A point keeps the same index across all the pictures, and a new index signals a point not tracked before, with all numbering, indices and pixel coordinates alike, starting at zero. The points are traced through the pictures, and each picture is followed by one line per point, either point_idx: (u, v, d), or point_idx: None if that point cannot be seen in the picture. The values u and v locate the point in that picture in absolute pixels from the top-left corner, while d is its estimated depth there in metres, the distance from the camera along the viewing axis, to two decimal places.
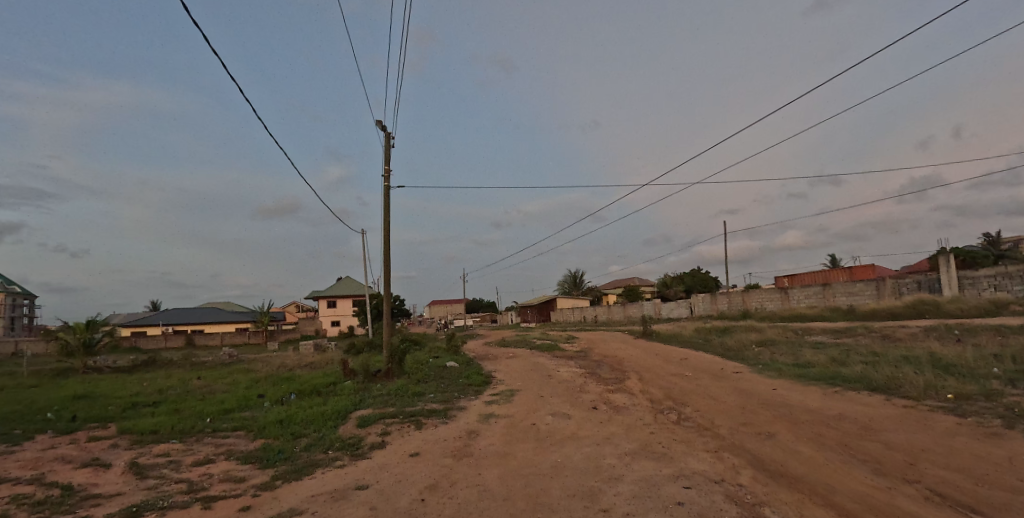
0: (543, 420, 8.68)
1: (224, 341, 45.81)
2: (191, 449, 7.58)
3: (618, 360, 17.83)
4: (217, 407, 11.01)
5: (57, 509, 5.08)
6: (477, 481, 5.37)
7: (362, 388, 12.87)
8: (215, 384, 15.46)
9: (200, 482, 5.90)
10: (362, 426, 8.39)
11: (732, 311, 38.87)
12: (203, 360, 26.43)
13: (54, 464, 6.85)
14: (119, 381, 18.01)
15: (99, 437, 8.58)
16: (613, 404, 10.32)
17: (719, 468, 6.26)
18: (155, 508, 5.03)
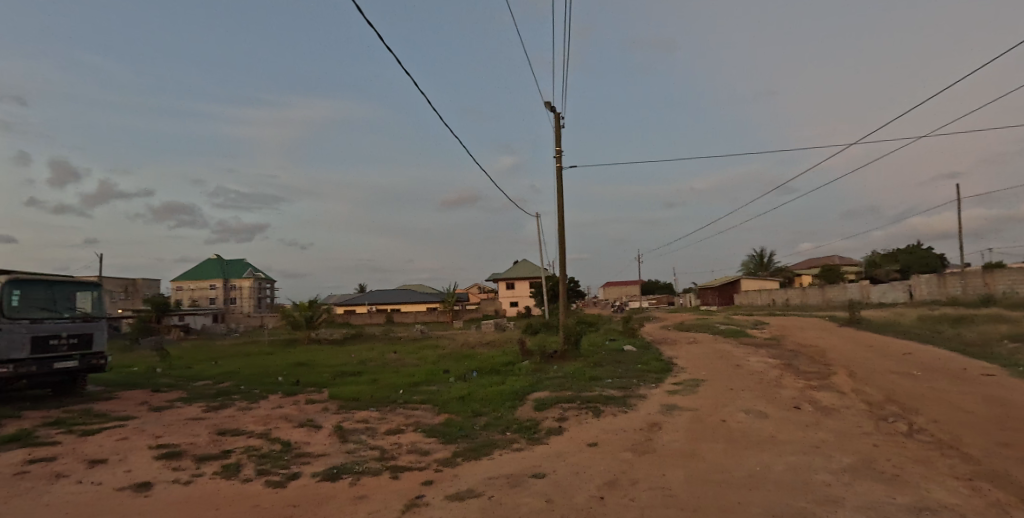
0: (734, 418, 7.64)
1: (416, 319, 51.69)
2: (385, 418, 8.30)
3: (820, 352, 15.28)
4: (408, 379, 12.14)
5: (277, 463, 5.82)
6: (662, 483, 4.76)
7: (537, 369, 13.08)
8: (407, 358, 17.21)
9: (390, 451, 6.32)
10: (540, 409, 8.34)
11: (969, 296, 31.22)
12: (399, 336, 30.19)
13: (279, 422, 8.06)
14: (332, 352, 21.33)
15: (314, 400, 9.98)
16: (820, 405, 8.71)
17: (985, 505, 4.67)
18: (352, 472, 5.45)
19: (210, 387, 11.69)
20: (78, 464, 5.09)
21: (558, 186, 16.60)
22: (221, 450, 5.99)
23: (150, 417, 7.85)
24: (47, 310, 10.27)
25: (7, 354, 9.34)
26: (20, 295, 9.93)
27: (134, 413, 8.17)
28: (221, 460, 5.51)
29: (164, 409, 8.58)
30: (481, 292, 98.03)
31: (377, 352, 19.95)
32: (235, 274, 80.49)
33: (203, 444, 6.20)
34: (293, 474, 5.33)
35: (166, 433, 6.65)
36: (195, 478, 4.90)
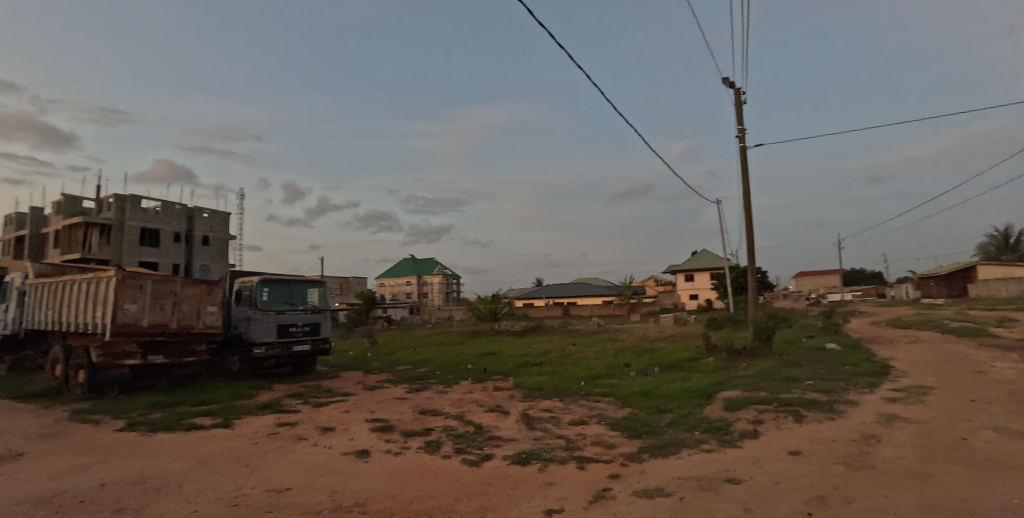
0: (981, 436, 6.33)
1: (593, 312, 52.91)
2: (568, 408, 8.59)
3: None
4: (585, 372, 12.33)
5: (472, 443, 6.35)
6: (885, 506, 4.13)
7: (724, 367, 12.52)
8: (586, 351, 17.43)
9: (575, 441, 6.84)
10: (730, 410, 7.99)
11: None
12: (575, 328, 31.25)
13: (471, 405, 8.76)
14: (513, 344, 22.60)
15: (500, 388, 10.66)
16: None
17: None
18: (540, 459, 6.11)
19: (409, 372, 13.33)
20: (315, 430, 6.19)
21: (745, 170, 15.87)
22: (424, 428, 6.73)
23: (366, 394, 9.25)
24: (287, 303, 12.50)
25: (262, 338, 11.73)
26: (268, 291, 12.18)
27: (354, 391, 9.68)
28: (424, 436, 6.24)
29: (376, 388, 10.02)
30: (656, 285, 94.06)
31: (556, 344, 20.77)
32: (425, 270, 91.31)
33: (408, 421, 7.06)
34: (487, 454, 6.06)
35: (378, 409, 7.74)
36: (404, 451, 5.75)
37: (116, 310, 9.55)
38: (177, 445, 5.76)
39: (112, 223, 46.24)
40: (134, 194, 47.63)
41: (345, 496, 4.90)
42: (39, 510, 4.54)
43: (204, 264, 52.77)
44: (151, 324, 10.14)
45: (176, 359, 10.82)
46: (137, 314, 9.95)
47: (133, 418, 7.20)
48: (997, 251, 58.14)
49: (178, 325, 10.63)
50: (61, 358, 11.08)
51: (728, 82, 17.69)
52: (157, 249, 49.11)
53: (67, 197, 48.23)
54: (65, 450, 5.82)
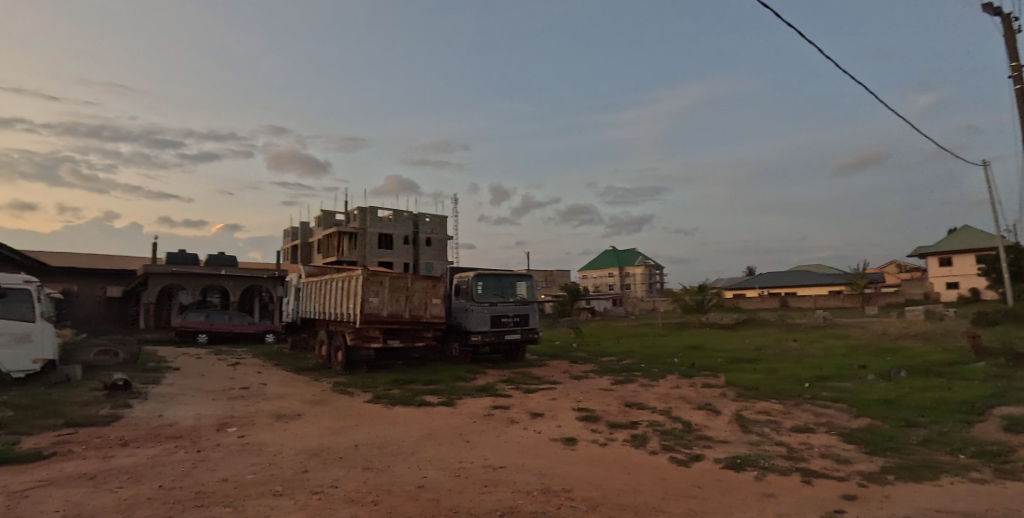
0: None
1: (818, 305, 47.46)
2: (790, 412, 7.60)
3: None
4: (811, 373, 10.70)
5: (681, 442, 6.11)
6: None
7: (1000, 376, 9.77)
8: (810, 348, 15.10)
9: (799, 451, 6.05)
10: (1015, 430, 6.16)
11: None
12: (796, 322, 27.62)
13: (678, 401, 8.17)
14: (725, 337, 20.77)
15: (710, 384, 9.82)
16: None
17: None
18: (758, 466, 5.52)
19: (613, 363, 13.33)
20: (526, 415, 6.75)
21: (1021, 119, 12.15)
22: (629, 421, 6.72)
23: (571, 384, 9.59)
24: (499, 295, 13.69)
25: (479, 327, 13.20)
26: (483, 285, 13.51)
27: (560, 380, 10.10)
28: (630, 429, 6.31)
29: (581, 378, 10.33)
30: (901, 270, 76.80)
31: (772, 339, 18.53)
32: (628, 263, 92.53)
33: (614, 413, 7.11)
34: (697, 455, 5.78)
35: (584, 399, 7.99)
36: (609, 442, 5.92)
37: (363, 302, 11.72)
38: (408, 418, 6.67)
39: (360, 231, 57.12)
40: (371, 206, 58.40)
41: (552, 481, 5.05)
42: (313, 462, 5.72)
43: (429, 262, 61.57)
44: (390, 314, 12.12)
45: (408, 342, 12.60)
46: (379, 305, 12.02)
47: (378, 392, 8.68)
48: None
49: (410, 315, 12.39)
50: (326, 341, 13.85)
51: (990, 8, 13.81)
52: (391, 251, 59.10)
53: (325, 213, 60.77)
54: (326, 415, 7.24)
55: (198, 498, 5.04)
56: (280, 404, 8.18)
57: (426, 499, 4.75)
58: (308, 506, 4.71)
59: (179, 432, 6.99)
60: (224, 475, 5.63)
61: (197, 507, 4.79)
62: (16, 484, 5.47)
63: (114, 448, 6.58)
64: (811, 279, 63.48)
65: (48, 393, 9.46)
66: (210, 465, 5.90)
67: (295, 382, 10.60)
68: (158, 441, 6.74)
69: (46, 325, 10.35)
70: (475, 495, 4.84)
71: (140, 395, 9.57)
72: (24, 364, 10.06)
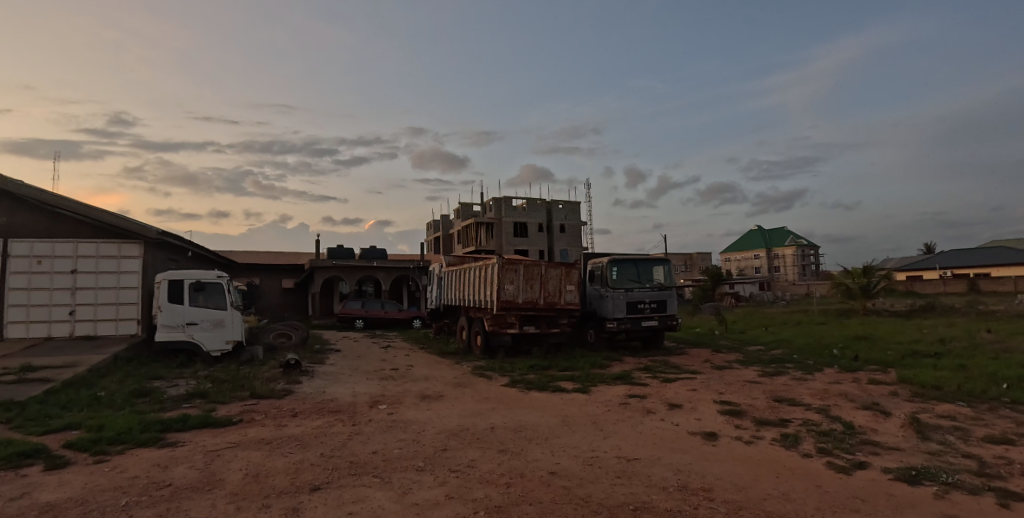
0: None
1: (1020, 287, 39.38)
2: (982, 419, 6.42)
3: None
4: (1019, 372, 8.84)
5: (840, 445, 5.46)
6: None
7: None
8: (1014, 342, 12.53)
9: (997, 467, 5.04)
10: None
11: None
12: (996, 309, 23.03)
13: (838, 399, 7.29)
14: (901, 326, 18.01)
15: (878, 381, 8.62)
16: None
17: None
18: (939, 481, 4.71)
19: (761, 353, 12.31)
20: (663, 405, 6.53)
21: None
22: (779, 418, 6.17)
23: (713, 374, 9.07)
24: (635, 281, 13.44)
25: (615, 313, 13.04)
26: (617, 270, 13.39)
27: (701, 369, 9.62)
28: (780, 427, 5.79)
29: (724, 369, 9.72)
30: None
31: (961, 329, 15.68)
32: (778, 243, 84.50)
33: (760, 408, 6.57)
34: (860, 462, 5.11)
35: (727, 391, 7.51)
36: (756, 440, 5.49)
37: (500, 289, 12.19)
38: (543, 404, 6.80)
39: (495, 221, 59.77)
40: (505, 196, 60.58)
41: (690, 478, 4.81)
42: (452, 442, 6.09)
43: (563, 247, 62.24)
44: (525, 301, 12.49)
45: (544, 329, 12.97)
46: (515, 292, 12.43)
47: (513, 376, 9.00)
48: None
49: (545, 301, 12.70)
50: (465, 326, 14.79)
51: None
52: (527, 239, 60.83)
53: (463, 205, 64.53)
54: (465, 397, 7.67)
55: (352, 467, 5.64)
56: (423, 385, 8.87)
57: (559, 486, 4.81)
58: (447, 483, 5.03)
59: (338, 407, 7.90)
60: (374, 448, 6.24)
61: (351, 475, 5.36)
62: (214, 445, 6.61)
63: (287, 418, 7.65)
64: (1011, 257, 52.50)
65: (240, 369, 11.32)
66: (363, 438, 6.58)
67: (436, 366, 11.41)
68: (321, 414, 7.68)
69: (235, 313, 12.35)
70: (608, 486, 4.78)
71: (307, 373, 11.01)
72: (221, 344, 12.09)
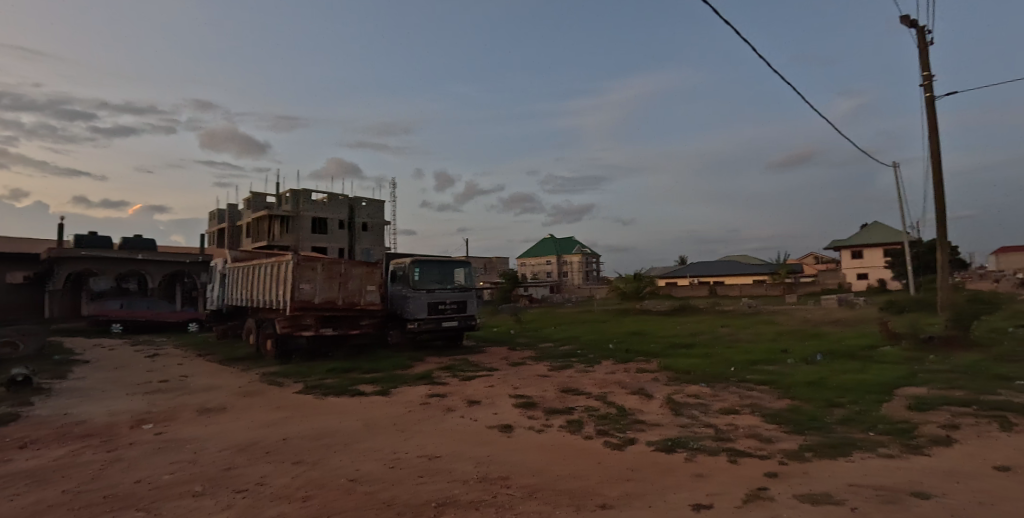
0: None
1: (743, 293, 50.33)
2: (717, 395, 8.08)
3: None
4: (743, 357, 11.42)
5: (615, 425, 6.33)
6: None
7: (913, 358, 10.76)
8: (740, 333, 16.25)
9: (726, 432, 6.34)
10: (919, 410, 6.75)
11: None
12: (726, 309, 29.57)
13: (614, 386, 8.48)
14: (662, 323, 21.89)
15: (644, 369, 10.26)
16: None
17: None
18: (687, 448, 5.74)
19: (554, 349, 13.75)
20: (463, 402, 6.80)
21: (932, 123, 13.39)
22: (566, 405, 6.92)
23: (510, 370, 9.79)
24: (438, 283, 13.67)
25: (415, 315, 13.09)
26: (420, 271, 13.45)
27: (500, 366, 10.31)
28: (567, 415, 6.48)
29: (520, 365, 10.56)
30: (818, 262, 82.82)
31: (704, 325, 19.66)
32: (567, 250, 94.98)
33: (551, 399, 7.29)
34: (630, 439, 5.95)
35: (522, 385, 8.14)
36: (546, 428, 6.04)
37: (294, 289, 11.68)
38: (345, 409, 6.55)
39: (292, 214, 55.56)
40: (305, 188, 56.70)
41: (489, 469, 5.06)
42: (240, 459, 5.47)
43: (364, 247, 61.15)
44: (323, 300, 12.15)
45: (345, 329, 12.68)
46: (311, 292, 12.02)
47: (311, 382, 8.47)
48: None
49: (344, 301, 12.51)
50: (253, 330, 13.80)
51: (906, 18, 14.47)
52: (327, 236, 58.04)
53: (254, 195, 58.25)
54: (256, 408, 6.96)
55: (109, 502, 4.68)
56: (204, 398, 7.80)
57: (361, 492, 4.65)
58: (233, 505, 4.50)
59: (89, 431, 6.50)
60: (138, 477, 5.26)
61: (107, 512, 4.44)
62: None
63: (11, 452, 6.00)
64: (740, 269, 67.71)
65: None
66: (124, 466, 5.50)
67: (227, 374, 10.13)
68: (64, 441, 6.23)
69: None
70: (412, 486, 4.77)
71: (45, 392, 8.82)
72: None
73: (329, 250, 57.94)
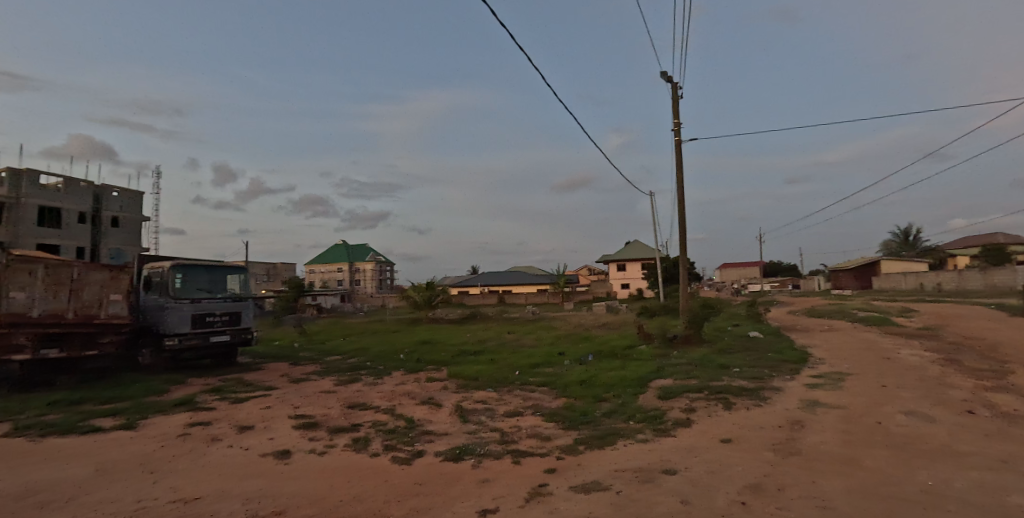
0: (895, 420, 6.61)
1: (529, 301, 55.71)
2: (502, 399, 8.62)
3: (993, 346, 13.31)
4: (524, 360, 12.54)
5: (403, 439, 6.23)
6: (816, 494, 4.09)
7: (659, 355, 13.09)
8: (522, 338, 17.92)
9: (510, 434, 6.71)
10: (665, 398, 8.14)
11: None
12: (511, 316, 32.38)
13: (403, 397, 8.46)
14: (451, 331, 22.86)
15: (434, 378, 10.51)
16: (1010, 411, 7.30)
17: None
18: (474, 454, 5.85)
19: (342, 362, 13.23)
20: (232, 431, 6.13)
21: (678, 162, 16.53)
22: (352, 423, 6.63)
23: (291, 388, 9.05)
24: (205, 291, 12.52)
25: (176, 328, 11.58)
26: (181, 277, 12.20)
27: (279, 384, 9.48)
28: (353, 433, 6.17)
29: (303, 381, 9.85)
30: (588, 274, 97.53)
31: (492, 332, 21.10)
32: (359, 258, 92.09)
33: (335, 417, 6.94)
34: (419, 451, 5.87)
35: (304, 404, 7.62)
36: (329, 450, 5.64)
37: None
38: (69, 453, 5.20)
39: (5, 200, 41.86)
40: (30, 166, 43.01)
41: (261, 504, 4.46)
42: None
43: (111, 247, 50.85)
44: (45, 313, 9.89)
45: (77, 350, 10.47)
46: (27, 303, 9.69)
47: (15, 422, 6.52)
48: (896, 247, 64.94)
49: (77, 313, 10.40)
50: None
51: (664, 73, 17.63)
52: (61, 231, 45.48)
53: None
54: None
55: None
56: None
57: None
58: None
59: None
60: None
61: None
62: None
63: None
64: (534, 279, 74.70)
65: None
66: None
67: None
68: None
69: None
70: None
71: None
72: None
73: (62, 249, 45.49)
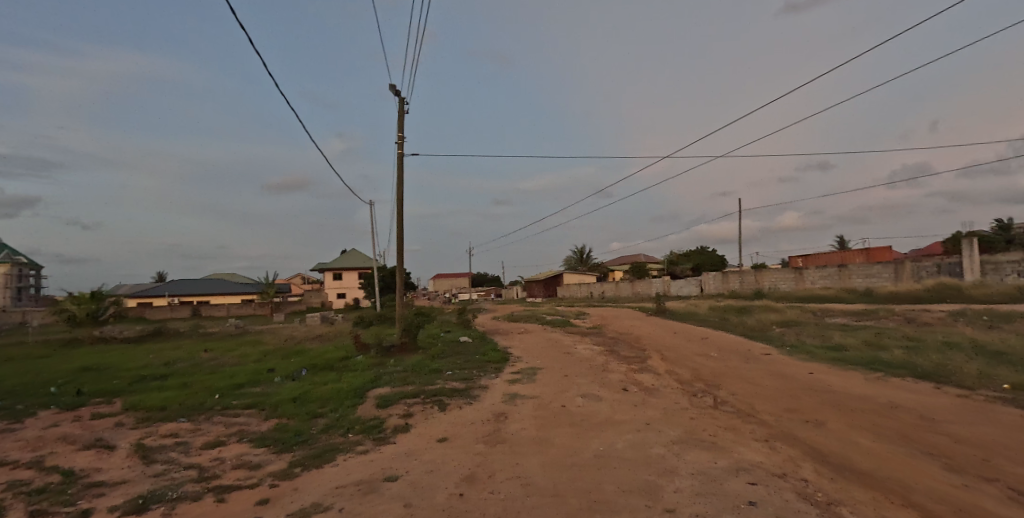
0: (575, 402, 8.25)
1: (230, 312, 50.00)
2: (201, 429, 7.44)
3: (637, 338, 18.12)
4: (224, 382, 11.07)
5: (56, 499, 4.76)
6: (518, 473, 4.75)
7: (373, 365, 13.27)
8: (223, 358, 15.77)
9: (211, 469, 5.76)
10: (384, 407, 8.30)
11: (744, 290, 39.71)
12: (212, 332, 28.04)
13: (55, 445, 6.51)
14: (124, 353, 18.44)
15: (103, 414, 8.39)
16: (644, 385, 10.00)
17: (776, 460, 5.84)
18: (164, 500, 4.82)
19: None
20: None
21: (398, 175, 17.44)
22: None
23: None
24: None
25: None
26: None
27: None
28: None
29: None
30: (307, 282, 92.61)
31: (185, 352, 17.91)
32: None
33: None
34: (80, 511, 4.54)
35: None
36: None
37: None
38: None
39: None
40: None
41: None
42: None
43: None
44: None
45: None
46: None
47: None
48: (574, 263, 81.79)
49: None
50: None
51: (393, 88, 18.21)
52: None
53: None
54: None
55: None
56: None
57: None
58: None
59: None
60: None
61: None
62: None
63: None
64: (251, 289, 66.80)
65: None
66: None
67: None
68: None
69: None
70: None
71: None
72: None
73: None
